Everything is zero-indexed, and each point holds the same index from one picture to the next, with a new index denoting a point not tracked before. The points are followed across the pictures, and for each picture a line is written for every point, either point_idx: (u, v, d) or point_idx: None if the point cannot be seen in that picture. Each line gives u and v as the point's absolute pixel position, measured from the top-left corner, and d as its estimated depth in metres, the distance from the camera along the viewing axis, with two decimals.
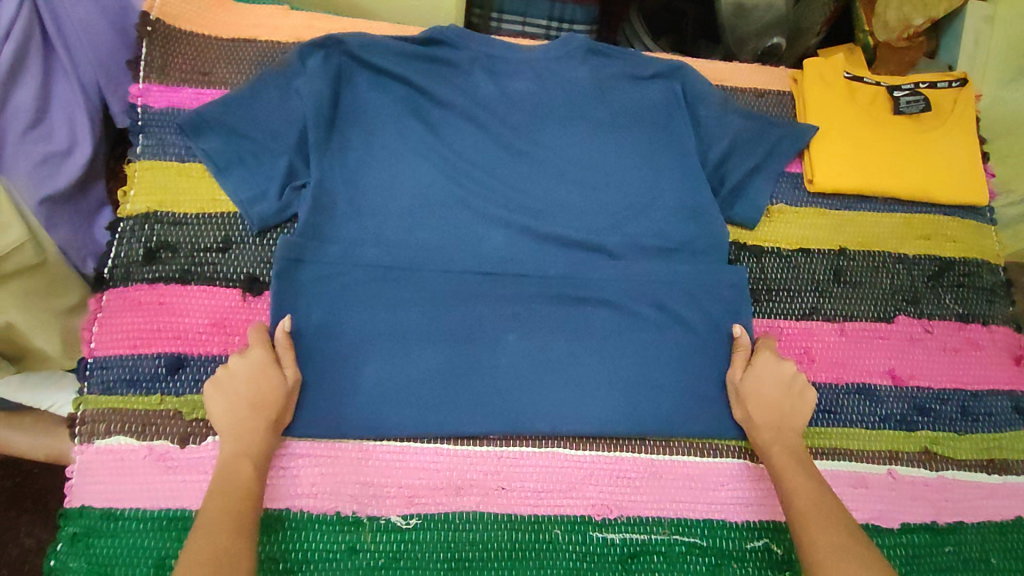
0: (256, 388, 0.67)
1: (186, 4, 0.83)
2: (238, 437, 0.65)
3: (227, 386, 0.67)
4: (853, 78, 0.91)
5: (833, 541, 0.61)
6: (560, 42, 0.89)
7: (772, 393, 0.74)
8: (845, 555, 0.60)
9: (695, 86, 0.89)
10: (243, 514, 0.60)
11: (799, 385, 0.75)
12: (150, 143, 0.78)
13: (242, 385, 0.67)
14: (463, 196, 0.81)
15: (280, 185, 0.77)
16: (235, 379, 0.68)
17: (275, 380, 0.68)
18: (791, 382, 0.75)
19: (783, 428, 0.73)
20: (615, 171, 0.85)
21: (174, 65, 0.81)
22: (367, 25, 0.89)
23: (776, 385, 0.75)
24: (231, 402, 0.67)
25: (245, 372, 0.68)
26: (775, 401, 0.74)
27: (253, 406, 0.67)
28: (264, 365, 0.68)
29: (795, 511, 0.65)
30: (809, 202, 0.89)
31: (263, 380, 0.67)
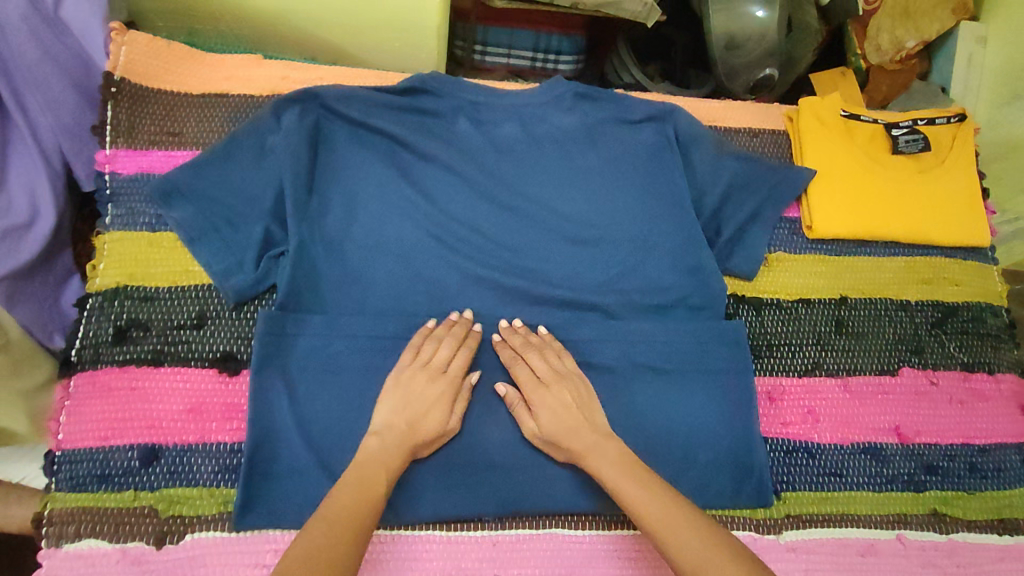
0: (426, 400, 0.67)
1: (151, 59, 0.78)
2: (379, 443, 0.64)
3: (407, 386, 0.67)
4: (850, 117, 0.89)
5: (659, 518, 0.58)
6: (547, 87, 0.86)
7: (564, 421, 0.67)
8: (685, 525, 0.57)
9: (688, 131, 0.86)
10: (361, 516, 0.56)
11: (579, 401, 0.69)
12: (119, 213, 0.74)
13: (419, 397, 0.67)
14: (451, 257, 0.77)
15: (257, 254, 0.73)
16: (415, 381, 0.68)
17: (440, 416, 0.67)
18: (576, 404, 0.69)
19: (590, 435, 0.67)
20: (607, 224, 0.82)
21: (142, 126, 0.77)
22: (346, 74, 0.86)
23: (560, 411, 0.68)
24: (398, 408, 0.66)
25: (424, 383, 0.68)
26: (572, 422, 0.67)
27: (407, 431, 0.65)
28: (444, 400, 0.68)
29: (624, 502, 0.61)
30: (809, 248, 0.86)
31: (435, 410, 0.67)
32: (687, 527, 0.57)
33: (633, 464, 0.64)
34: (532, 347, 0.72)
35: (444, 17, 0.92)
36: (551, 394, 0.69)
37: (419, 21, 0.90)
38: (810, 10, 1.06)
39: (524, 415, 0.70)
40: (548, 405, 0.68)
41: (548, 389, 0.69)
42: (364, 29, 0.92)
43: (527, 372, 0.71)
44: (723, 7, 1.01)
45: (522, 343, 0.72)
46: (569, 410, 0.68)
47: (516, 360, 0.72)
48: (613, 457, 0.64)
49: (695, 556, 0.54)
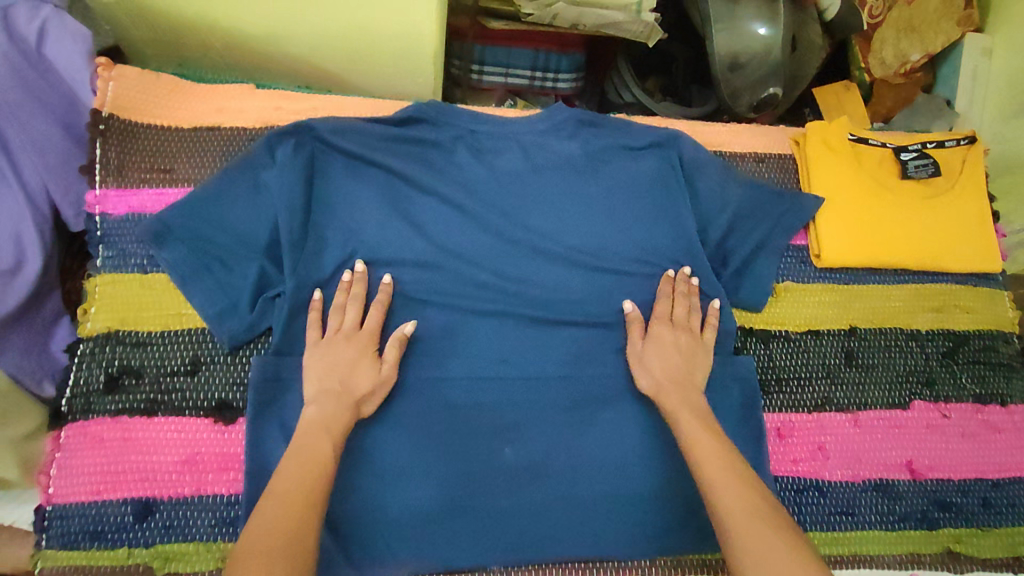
0: (339, 363, 0.68)
1: (140, 92, 0.76)
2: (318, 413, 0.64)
3: (324, 352, 0.68)
4: (858, 141, 0.87)
5: (716, 467, 0.60)
6: (547, 114, 0.84)
7: (672, 360, 0.73)
8: (735, 480, 0.59)
9: (691, 157, 0.84)
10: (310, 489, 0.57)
11: (688, 349, 0.74)
12: (111, 254, 0.73)
13: (335, 360, 0.68)
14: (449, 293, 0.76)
15: (252, 296, 0.71)
16: (334, 346, 0.69)
17: (370, 370, 0.69)
18: (686, 352, 0.74)
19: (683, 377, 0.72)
20: (611, 257, 0.80)
21: (132, 164, 0.75)
22: (341, 104, 0.83)
23: (671, 349, 0.73)
24: (324, 378, 0.67)
25: (337, 346, 0.68)
26: (679, 372, 0.72)
27: (341, 391, 0.66)
28: (366, 353, 0.69)
29: (688, 446, 0.64)
30: (817, 277, 0.84)
31: (362, 365, 0.68)
32: (733, 481, 0.58)
33: (708, 420, 0.68)
34: (686, 297, 0.77)
35: (440, 44, 0.90)
36: (673, 334, 0.74)
37: (414, 47, 0.88)
38: (812, 27, 1.05)
39: (631, 330, 0.75)
40: (665, 341, 0.74)
41: (670, 329, 0.75)
42: (357, 54, 0.89)
43: (668, 310, 0.76)
44: (727, 25, 0.99)
45: (678, 289, 0.77)
46: (683, 362, 0.73)
47: (666, 297, 0.77)
48: (694, 408, 0.69)
49: (735, 510, 0.56)
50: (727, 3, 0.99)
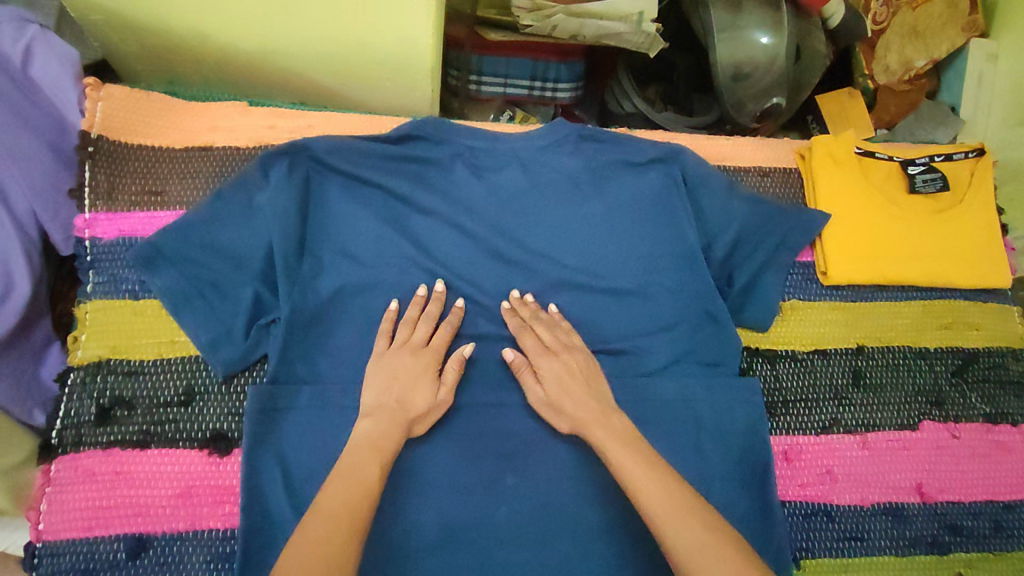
0: (410, 376, 0.68)
1: (130, 113, 0.74)
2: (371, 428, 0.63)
3: (388, 363, 0.68)
4: (865, 154, 0.85)
5: (664, 505, 0.55)
6: (547, 129, 0.82)
7: (570, 389, 0.68)
8: (693, 516, 0.54)
9: (695, 172, 0.82)
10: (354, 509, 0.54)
11: (583, 371, 0.70)
12: (101, 280, 0.71)
13: (400, 372, 0.67)
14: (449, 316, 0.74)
15: (246, 323, 0.69)
16: (398, 360, 0.68)
17: (427, 390, 0.68)
18: (582, 374, 0.69)
19: (594, 404, 0.67)
20: (613, 277, 0.78)
21: (123, 187, 0.73)
22: (337, 121, 0.81)
23: (556, 382, 0.69)
24: (383, 390, 0.66)
25: (404, 360, 0.68)
26: (577, 394, 0.68)
27: (398, 406, 0.65)
28: (428, 372, 0.68)
29: (620, 474, 0.60)
30: (824, 294, 0.82)
31: (423, 382, 0.68)
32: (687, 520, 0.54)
33: (636, 439, 0.64)
34: (540, 318, 0.72)
35: (437, 57, 0.87)
36: (557, 363, 0.70)
37: (411, 61, 0.86)
38: (816, 35, 1.02)
39: (528, 378, 0.71)
40: (552, 373, 0.69)
41: (552, 359, 0.70)
42: (352, 69, 0.87)
43: (535, 342, 0.71)
44: (730, 36, 0.96)
45: (527, 315, 0.73)
46: (583, 389, 0.68)
47: (526, 332, 0.72)
48: (615, 431, 0.64)
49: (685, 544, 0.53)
50: (729, 13, 0.96)
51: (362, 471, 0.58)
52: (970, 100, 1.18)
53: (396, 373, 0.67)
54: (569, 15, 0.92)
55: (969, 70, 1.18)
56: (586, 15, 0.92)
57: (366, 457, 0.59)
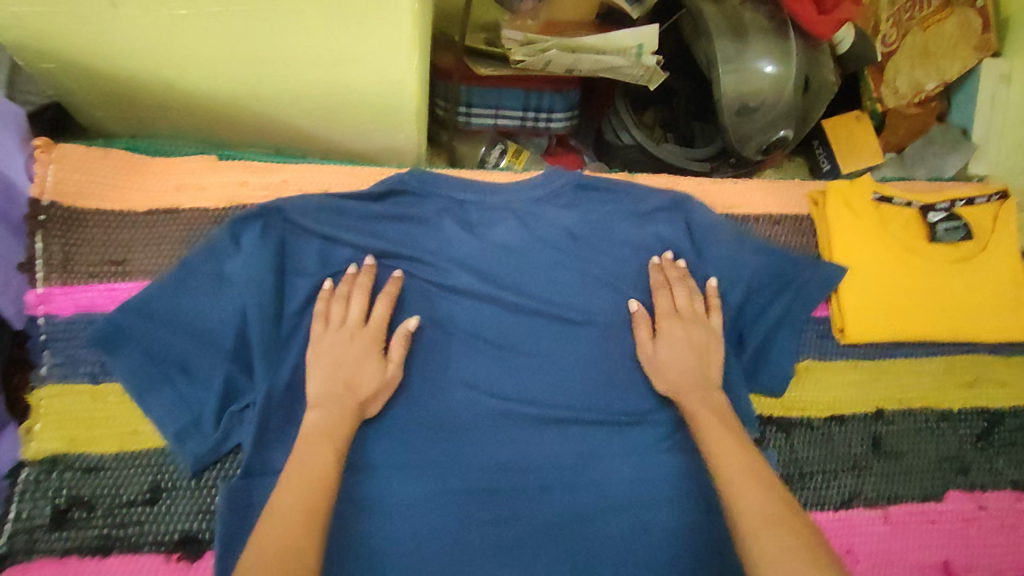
0: (354, 361, 0.64)
1: (85, 176, 0.68)
2: (320, 416, 0.61)
3: (330, 350, 0.64)
4: (882, 199, 0.80)
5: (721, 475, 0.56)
6: (544, 178, 0.76)
7: (682, 359, 0.68)
8: (758, 487, 0.55)
9: (702, 223, 0.76)
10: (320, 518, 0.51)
11: (703, 346, 0.69)
12: (57, 361, 0.65)
13: (342, 361, 0.64)
14: (400, 313, 0.70)
15: (217, 409, 0.64)
16: (334, 346, 0.64)
17: (374, 370, 0.65)
18: (700, 347, 0.69)
19: (698, 375, 0.68)
20: (614, 341, 0.72)
21: (80, 256, 0.67)
22: (314, 173, 0.75)
23: (676, 348, 0.69)
24: (329, 377, 0.63)
25: (340, 345, 0.64)
26: (688, 365, 0.68)
27: (345, 392, 0.63)
28: (370, 353, 0.65)
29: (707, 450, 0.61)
30: (840, 353, 0.77)
31: (367, 365, 0.64)
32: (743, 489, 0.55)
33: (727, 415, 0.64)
34: (683, 283, 0.73)
35: (421, 98, 0.81)
36: (685, 327, 0.70)
37: (395, 104, 0.79)
38: (824, 63, 0.96)
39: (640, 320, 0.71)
40: (676, 335, 0.69)
41: (681, 325, 0.70)
42: (331, 111, 0.81)
43: (669, 303, 0.72)
44: (735, 67, 0.89)
45: (671, 277, 0.73)
46: (695, 363, 0.68)
47: (661, 288, 0.73)
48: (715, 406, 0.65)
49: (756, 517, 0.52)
50: (734, 42, 0.89)
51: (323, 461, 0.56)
52: (982, 125, 1.13)
53: (336, 361, 0.64)
54: (563, 50, 0.86)
55: (979, 93, 1.12)
56: (582, 49, 0.86)
57: (317, 447, 0.57)
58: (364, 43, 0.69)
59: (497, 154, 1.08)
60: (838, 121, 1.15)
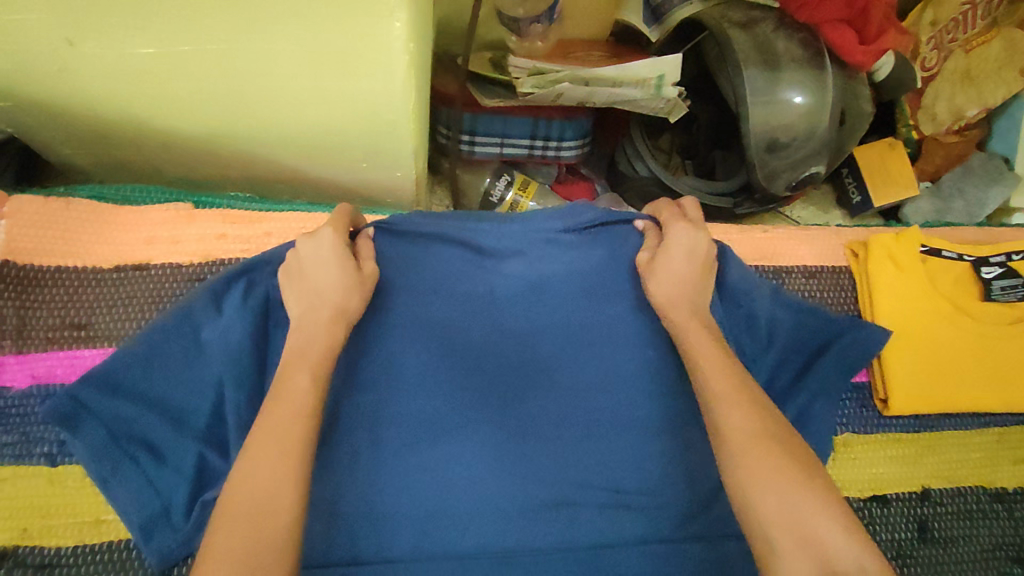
0: (327, 266, 0.57)
1: (43, 230, 0.61)
2: (297, 338, 0.54)
3: (305, 254, 0.58)
4: (930, 252, 0.73)
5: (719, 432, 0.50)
6: (560, 215, 0.70)
7: (679, 274, 0.62)
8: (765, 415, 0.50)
9: (738, 271, 0.68)
10: (284, 500, 0.43)
11: (704, 256, 0.63)
12: (9, 440, 0.58)
13: (315, 271, 0.57)
14: (401, 361, 0.63)
15: (189, 499, 0.57)
16: (306, 254, 0.58)
17: (348, 266, 0.57)
18: (698, 256, 0.63)
19: (690, 289, 0.61)
20: (634, 414, 0.65)
21: (37, 319, 0.60)
22: (302, 224, 0.68)
23: (679, 255, 0.62)
24: (302, 291, 0.56)
25: (308, 249, 0.58)
26: (686, 277, 0.62)
27: (319, 301, 0.56)
28: (344, 252, 0.58)
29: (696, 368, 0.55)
30: (881, 425, 0.70)
31: (340, 263, 0.57)
32: (756, 439, 0.47)
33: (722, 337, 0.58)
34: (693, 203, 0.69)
35: (420, 137, 0.74)
36: (690, 234, 0.63)
37: (391, 144, 0.72)
38: (862, 92, 0.88)
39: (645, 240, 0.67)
40: (680, 240, 0.63)
41: (679, 230, 0.64)
42: (319, 149, 0.73)
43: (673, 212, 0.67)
44: (764, 99, 0.82)
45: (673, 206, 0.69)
46: (687, 275, 0.62)
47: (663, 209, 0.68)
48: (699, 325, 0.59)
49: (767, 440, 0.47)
50: (764, 73, 0.81)
51: (296, 397, 0.49)
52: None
53: (305, 269, 0.57)
54: (577, 81, 0.79)
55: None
56: (597, 80, 0.79)
57: (292, 367, 0.51)
58: (355, 80, 0.61)
59: (501, 184, 1.01)
60: (871, 148, 1.06)
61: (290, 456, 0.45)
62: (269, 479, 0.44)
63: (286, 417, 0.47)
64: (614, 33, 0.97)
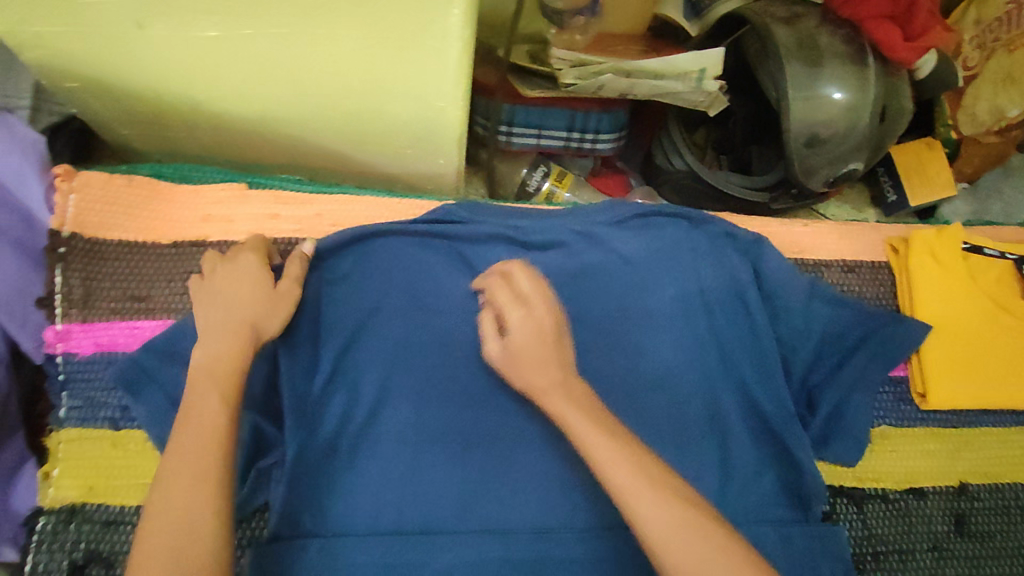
0: (239, 286, 0.56)
1: (108, 205, 0.64)
2: (207, 352, 0.51)
3: (213, 282, 0.56)
4: (971, 249, 0.73)
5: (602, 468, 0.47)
6: (601, 211, 0.73)
7: (531, 355, 0.52)
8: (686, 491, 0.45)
9: (770, 264, 0.71)
10: (205, 526, 0.42)
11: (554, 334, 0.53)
12: (77, 404, 0.61)
13: (225, 289, 0.55)
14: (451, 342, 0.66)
15: (245, 465, 0.58)
16: (211, 284, 0.56)
17: (259, 288, 0.56)
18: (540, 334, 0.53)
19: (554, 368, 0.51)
20: (674, 398, 0.66)
21: (100, 290, 0.62)
22: (351, 207, 0.71)
23: (527, 339, 0.53)
24: (211, 310, 0.54)
25: (219, 272, 0.57)
26: (543, 358, 0.52)
27: (231, 315, 0.53)
28: (260, 270, 0.58)
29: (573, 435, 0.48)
30: (918, 418, 0.70)
31: (252, 283, 0.56)
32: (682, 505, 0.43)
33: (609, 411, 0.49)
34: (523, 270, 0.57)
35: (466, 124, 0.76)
36: (525, 315, 0.54)
37: (438, 132, 0.74)
38: (904, 90, 0.88)
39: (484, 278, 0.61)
40: (523, 326, 0.54)
41: (516, 306, 0.55)
42: (364, 133, 0.75)
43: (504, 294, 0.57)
44: (805, 94, 0.82)
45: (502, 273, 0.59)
46: (540, 357, 0.52)
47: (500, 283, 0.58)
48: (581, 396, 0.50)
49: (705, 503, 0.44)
50: (806, 68, 0.82)
51: (209, 417, 0.47)
52: None
53: (215, 291, 0.55)
54: (619, 73, 0.80)
55: None
56: (639, 73, 0.80)
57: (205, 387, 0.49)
58: (405, 68, 0.63)
59: (538, 175, 1.02)
60: (909, 147, 1.06)
61: (211, 477, 0.44)
62: (184, 507, 0.43)
63: (198, 437, 0.46)
64: (653, 27, 0.97)
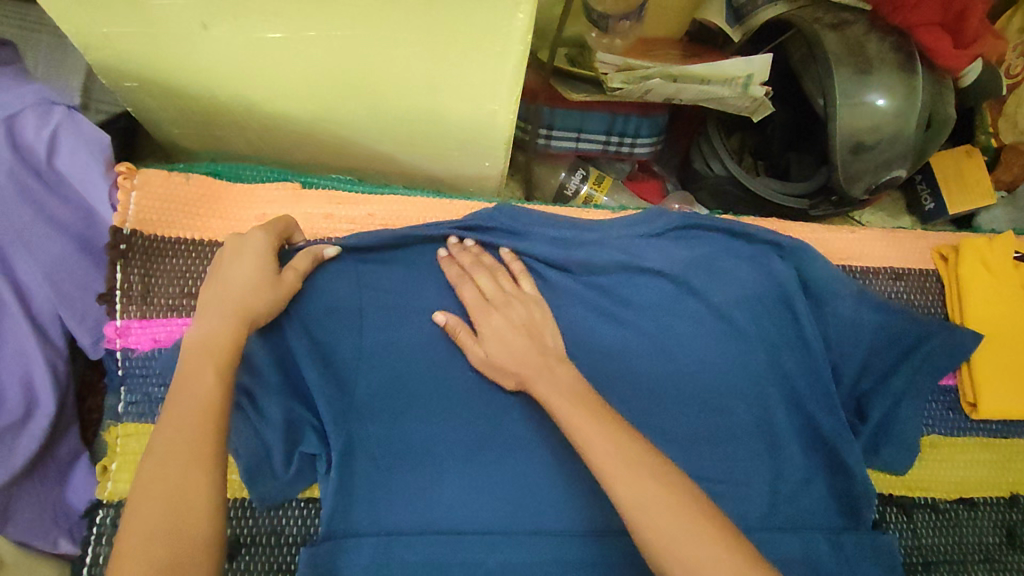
0: (241, 266, 0.55)
1: (167, 202, 0.65)
2: (202, 330, 0.51)
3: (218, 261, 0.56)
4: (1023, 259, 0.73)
5: (610, 463, 0.47)
6: (647, 216, 0.70)
7: (511, 344, 0.60)
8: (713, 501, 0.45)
9: (815, 272, 0.70)
10: (199, 505, 0.41)
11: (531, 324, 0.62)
12: (134, 399, 0.62)
13: (226, 269, 0.55)
14: None
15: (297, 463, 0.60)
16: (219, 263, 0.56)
17: (262, 273, 0.55)
18: (528, 326, 0.61)
19: (538, 354, 0.59)
20: (724, 402, 0.67)
21: (159, 286, 0.63)
22: (401, 207, 0.71)
23: (507, 333, 0.61)
24: (215, 288, 0.53)
25: (225, 251, 0.56)
26: (525, 343, 0.60)
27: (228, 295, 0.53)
28: (268, 253, 0.57)
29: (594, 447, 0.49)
30: (969, 428, 0.70)
31: (255, 266, 0.55)
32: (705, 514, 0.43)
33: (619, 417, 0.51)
34: (482, 267, 0.65)
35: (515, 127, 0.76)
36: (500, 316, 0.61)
37: (488, 134, 0.74)
38: (949, 99, 0.87)
39: (480, 277, 0.64)
40: (495, 325, 0.61)
41: (496, 309, 0.62)
42: (413, 134, 0.75)
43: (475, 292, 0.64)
44: (849, 102, 0.82)
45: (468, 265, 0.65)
46: (525, 345, 0.60)
47: (463, 279, 0.64)
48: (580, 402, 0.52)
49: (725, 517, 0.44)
50: (854, 76, 0.82)
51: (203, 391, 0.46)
52: None
53: (218, 269, 0.55)
54: (667, 79, 0.80)
55: None
56: (686, 79, 0.80)
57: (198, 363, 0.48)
58: (460, 69, 0.63)
59: (577, 178, 1.03)
60: (950, 154, 1.05)
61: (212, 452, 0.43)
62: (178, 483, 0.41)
63: (192, 415, 0.44)
64: (689, 32, 0.97)
